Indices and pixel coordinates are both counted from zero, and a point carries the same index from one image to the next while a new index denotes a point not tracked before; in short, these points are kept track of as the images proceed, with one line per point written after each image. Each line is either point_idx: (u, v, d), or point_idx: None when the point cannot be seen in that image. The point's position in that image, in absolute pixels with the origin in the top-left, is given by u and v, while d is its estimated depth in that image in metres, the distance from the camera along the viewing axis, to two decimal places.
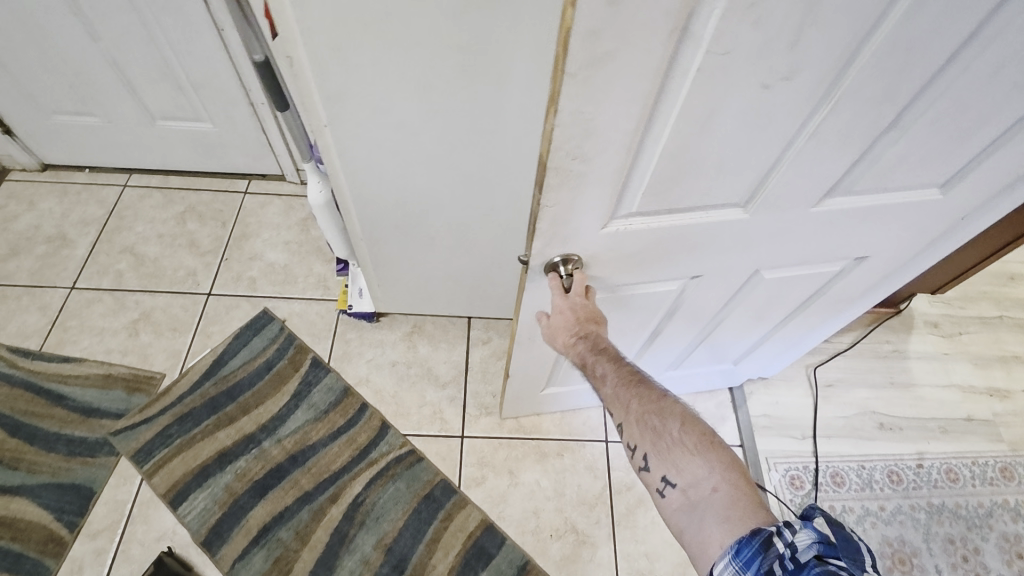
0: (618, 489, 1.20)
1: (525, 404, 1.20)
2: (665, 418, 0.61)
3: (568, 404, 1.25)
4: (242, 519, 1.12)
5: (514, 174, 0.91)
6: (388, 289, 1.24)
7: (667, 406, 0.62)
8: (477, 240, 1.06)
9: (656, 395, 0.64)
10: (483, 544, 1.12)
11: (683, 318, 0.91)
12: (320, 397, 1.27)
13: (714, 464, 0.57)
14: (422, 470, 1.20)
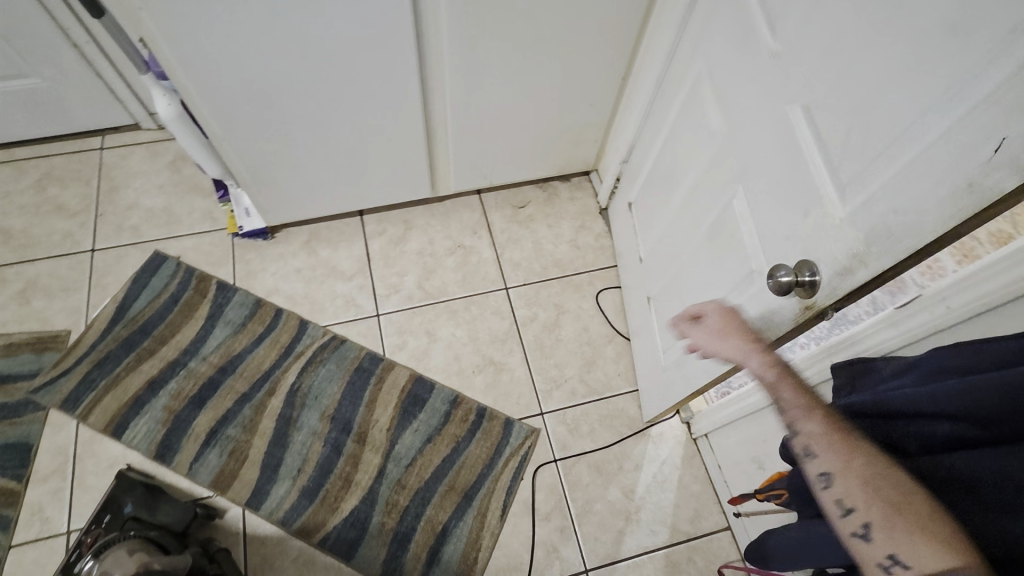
0: (523, 322, 1.37)
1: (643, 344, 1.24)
2: (888, 500, 0.48)
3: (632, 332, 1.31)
4: (188, 430, 1.20)
5: (349, 54, 1.02)
6: (296, 196, 1.32)
7: (880, 482, 0.50)
8: (340, 128, 1.17)
9: (871, 464, 0.51)
10: (416, 392, 1.27)
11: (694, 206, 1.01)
12: (235, 313, 1.34)
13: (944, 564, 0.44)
14: (348, 349, 1.31)
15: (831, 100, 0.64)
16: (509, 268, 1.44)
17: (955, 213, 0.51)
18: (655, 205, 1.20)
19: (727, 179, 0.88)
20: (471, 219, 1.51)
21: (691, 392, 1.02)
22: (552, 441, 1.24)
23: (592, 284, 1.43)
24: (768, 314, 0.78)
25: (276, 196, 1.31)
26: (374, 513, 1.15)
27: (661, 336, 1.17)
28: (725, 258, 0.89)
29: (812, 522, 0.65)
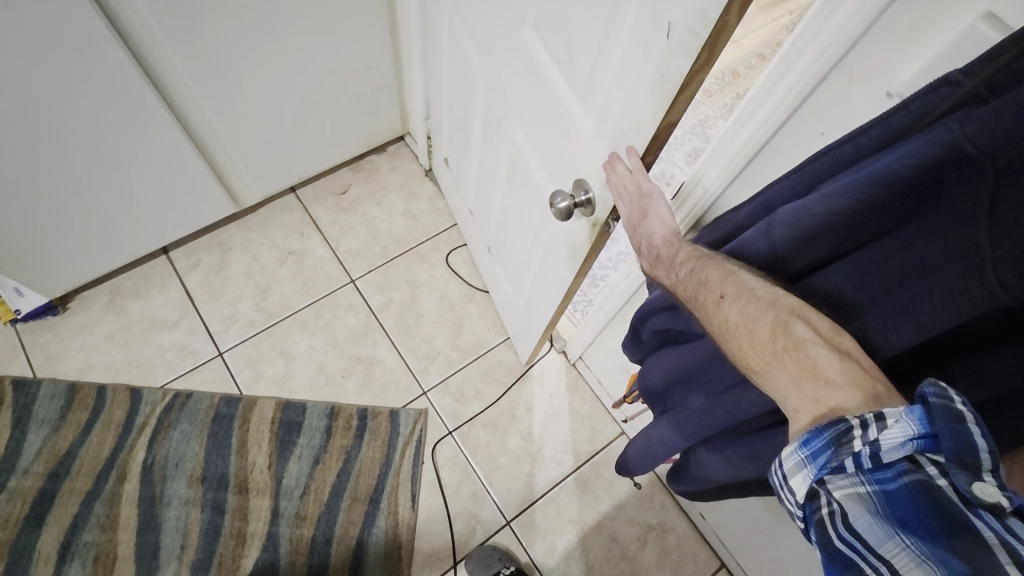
0: (380, 310, 1.31)
1: (499, 290, 1.24)
2: (730, 333, 0.47)
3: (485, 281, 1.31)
4: (34, 554, 1.04)
5: (44, 83, 0.83)
6: (68, 257, 1.13)
7: (720, 313, 0.49)
8: (81, 167, 0.98)
9: (714, 306, 0.50)
10: (289, 420, 1.18)
11: (489, 145, 0.99)
12: (47, 408, 1.15)
13: (780, 380, 0.43)
14: (198, 401, 1.19)
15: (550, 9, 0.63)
16: (349, 259, 1.36)
17: (660, 106, 0.52)
18: (462, 153, 1.17)
19: (504, 111, 0.86)
20: (293, 220, 1.39)
21: (544, 321, 1.05)
22: (441, 416, 1.22)
23: (439, 249, 1.40)
24: (573, 237, 0.80)
25: (44, 267, 1.11)
26: (281, 555, 1.08)
27: (507, 277, 1.17)
28: (529, 190, 0.88)
29: (659, 416, 0.68)
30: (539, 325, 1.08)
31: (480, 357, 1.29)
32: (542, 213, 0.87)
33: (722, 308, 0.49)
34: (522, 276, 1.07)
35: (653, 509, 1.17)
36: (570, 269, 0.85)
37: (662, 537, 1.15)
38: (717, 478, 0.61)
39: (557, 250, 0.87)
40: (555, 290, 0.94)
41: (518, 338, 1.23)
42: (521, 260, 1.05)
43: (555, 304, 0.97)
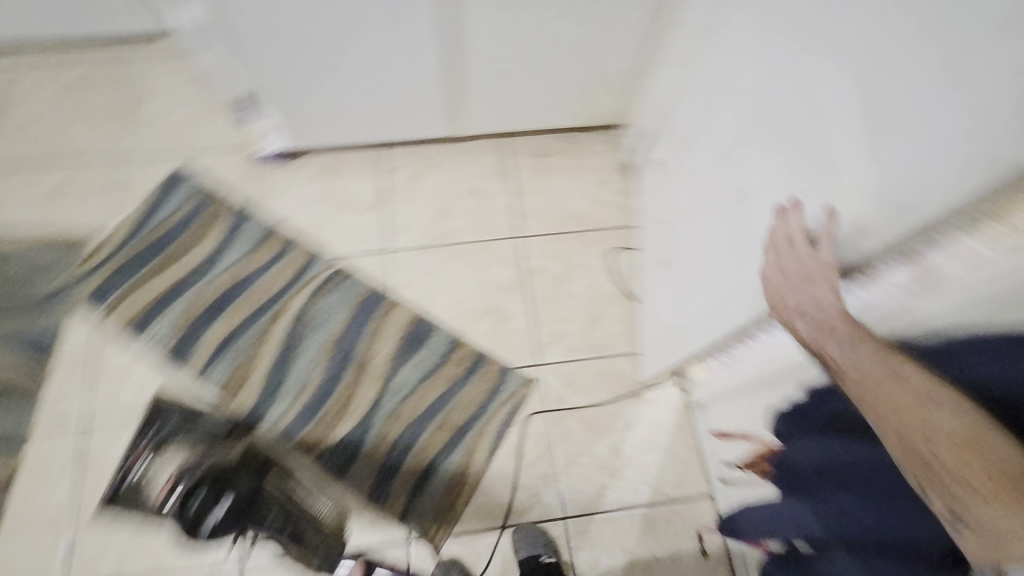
0: (530, 275, 1.36)
1: (651, 305, 1.22)
2: (932, 442, 0.48)
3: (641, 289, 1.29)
4: (198, 342, 1.25)
5: None
6: (313, 121, 1.33)
7: (923, 423, 0.48)
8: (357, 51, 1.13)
9: (918, 412, 0.49)
10: (418, 332, 1.29)
11: (703, 167, 0.96)
12: (250, 235, 1.36)
13: (986, 507, 0.45)
14: (355, 282, 1.33)
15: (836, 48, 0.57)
16: (523, 218, 1.42)
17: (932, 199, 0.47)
18: (674, 163, 1.15)
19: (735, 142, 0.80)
20: (491, 164, 1.47)
21: (690, 351, 1.01)
22: (545, 393, 1.25)
23: (607, 242, 1.40)
24: (761, 289, 0.76)
25: (295, 121, 1.32)
26: (366, 439, 1.19)
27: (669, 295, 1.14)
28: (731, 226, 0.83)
29: (790, 495, 0.68)
30: (686, 354, 1.04)
31: (603, 358, 1.29)
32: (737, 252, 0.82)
33: (931, 422, 0.48)
34: (684, 301, 1.05)
35: None
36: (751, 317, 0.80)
37: None
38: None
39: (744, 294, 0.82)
40: (716, 328, 0.91)
41: (651, 355, 1.19)
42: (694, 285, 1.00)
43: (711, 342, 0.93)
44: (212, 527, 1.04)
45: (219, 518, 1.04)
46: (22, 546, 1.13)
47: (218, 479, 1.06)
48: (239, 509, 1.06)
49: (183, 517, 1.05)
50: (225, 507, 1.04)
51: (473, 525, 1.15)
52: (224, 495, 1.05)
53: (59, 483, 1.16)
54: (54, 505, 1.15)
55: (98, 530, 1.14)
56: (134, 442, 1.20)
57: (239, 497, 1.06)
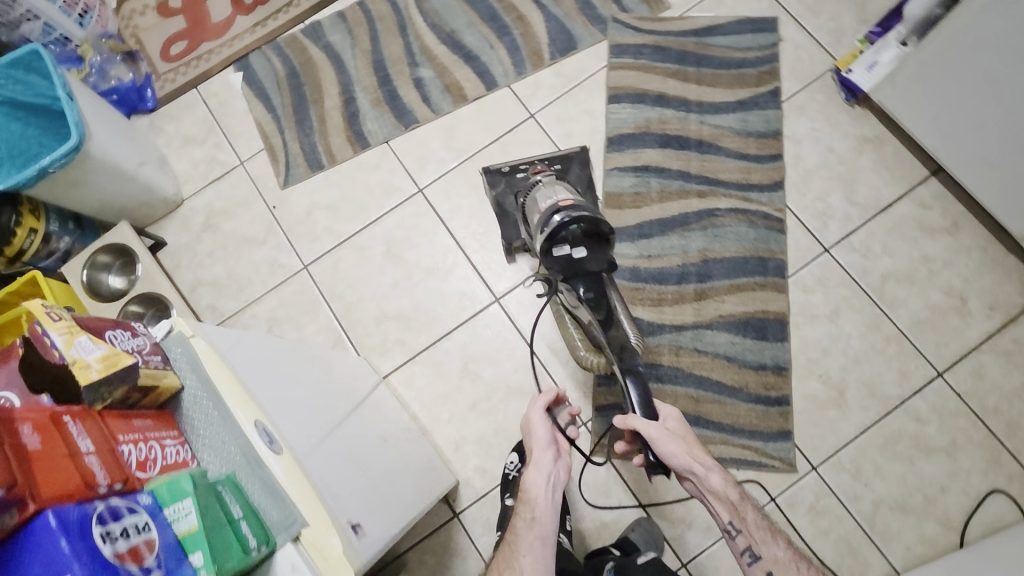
0: (903, 411, 1.13)
1: (983, 569, 0.95)
2: None
3: (990, 550, 1.00)
4: (639, 148, 1.29)
5: None
6: (929, 85, 1.12)
7: None
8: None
9: None
10: (768, 328, 1.18)
11: None
12: (756, 122, 1.29)
13: None
14: (776, 240, 1.22)
15: None
16: (965, 367, 1.14)
17: None
18: None
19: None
20: (1005, 296, 1.17)
21: None
22: (791, 488, 1.11)
23: (1004, 479, 1.09)
24: None
25: (918, 68, 1.12)
26: (644, 339, 1.19)
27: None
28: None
29: None
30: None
31: (867, 537, 1.08)
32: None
33: None
34: None
35: None
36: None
37: None
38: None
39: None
40: None
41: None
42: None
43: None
44: (560, 262, 0.97)
45: (571, 260, 0.97)
46: (423, 140, 1.34)
47: (588, 229, 0.97)
48: (583, 269, 0.97)
49: (546, 238, 0.97)
50: (579, 258, 0.97)
51: (632, 483, 1.12)
52: (584, 246, 0.97)
53: (479, 125, 1.34)
54: (465, 135, 1.34)
55: (464, 177, 1.32)
56: (538, 163, 1.26)
57: (592, 257, 0.97)
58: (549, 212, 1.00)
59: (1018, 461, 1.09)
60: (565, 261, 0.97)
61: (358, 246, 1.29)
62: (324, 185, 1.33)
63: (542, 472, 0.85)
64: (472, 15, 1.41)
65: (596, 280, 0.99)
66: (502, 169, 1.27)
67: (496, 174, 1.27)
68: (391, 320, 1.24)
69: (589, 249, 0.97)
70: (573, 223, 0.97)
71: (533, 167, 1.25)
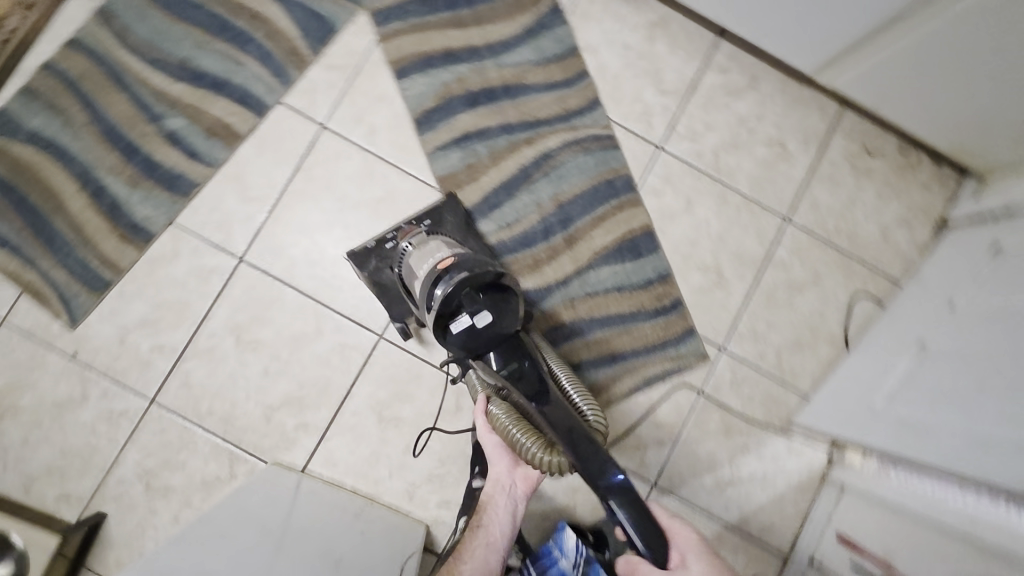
0: (772, 265, 1.23)
1: (862, 370, 1.11)
2: None
3: (864, 344, 1.17)
4: (451, 119, 1.19)
5: None
6: None
7: None
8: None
9: None
10: (640, 244, 1.20)
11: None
12: (550, 45, 1.23)
13: None
14: (614, 157, 1.22)
15: None
16: (805, 204, 1.24)
17: None
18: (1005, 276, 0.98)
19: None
20: (813, 126, 1.26)
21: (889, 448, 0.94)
22: (712, 375, 1.19)
23: (863, 284, 1.24)
24: None
25: None
26: (539, 306, 1.17)
27: (914, 380, 0.98)
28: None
29: None
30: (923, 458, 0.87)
31: (782, 384, 1.20)
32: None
33: None
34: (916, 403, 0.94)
35: None
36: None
37: None
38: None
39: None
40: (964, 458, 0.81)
41: (835, 419, 1.08)
42: (983, 400, 0.83)
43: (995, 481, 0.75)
44: (462, 338, 0.86)
45: (474, 331, 0.86)
46: (215, 203, 1.14)
47: (489, 292, 0.89)
48: (490, 338, 0.87)
49: (438, 312, 0.88)
50: (481, 327, 0.87)
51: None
52: (487, 309, 0.87)
53: (270, 160, 1.15)
54: (260, 177, 1.15)
55: (282, 224, 1.14)
56: (407, 225, 1.10)
57: (498, 322, 0.87)
58: (433, 283, 0.90)
59: (869, 265, 1.24)
60: (465, 332, 0.86)
61: (202, 351, 1.11)
62: (123, 302, 1.10)
63: (499, 485, 0.95)
64: (197, 34, 1.16)
65: (513, 349, 0.88)
66: (366, 246, 1.10)
67: (363, 252, 1.10)
68: (281, 409, 1.11)
69: (491, 311, 0.87)
70: (460, 285, 0.87)
71: (401, 233, 1.09)
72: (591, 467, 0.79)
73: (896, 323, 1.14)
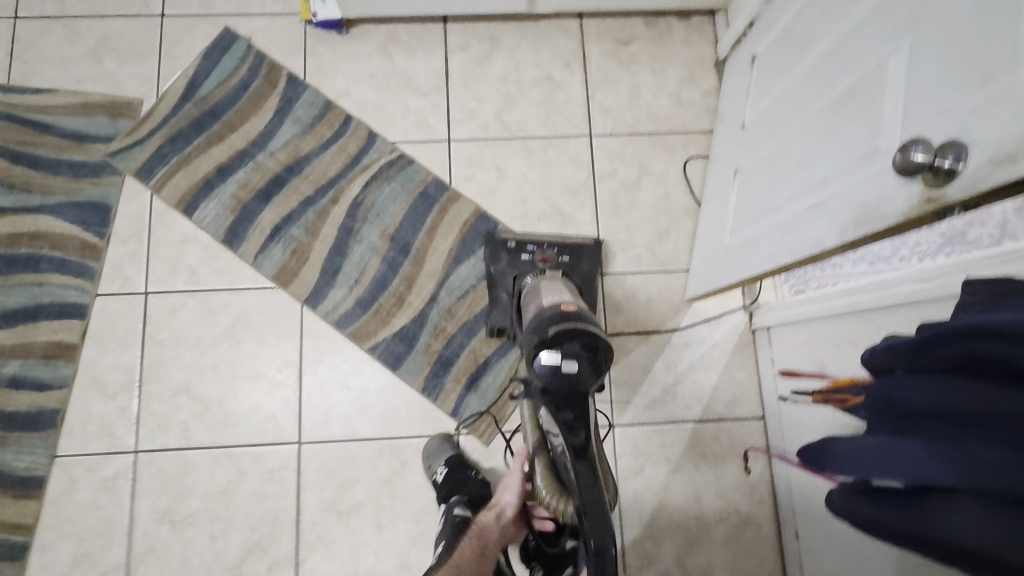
0: (600, 179, 1.27)
1: (712, 221, 1.14)
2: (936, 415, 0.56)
3: (706, 197, 1.20)
4: (254, 222, 1.21)
5: None
6: None
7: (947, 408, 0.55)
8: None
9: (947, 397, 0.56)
10: (479, 229, 1.23)
11: (791, 99, 0.92)
12: (305, 112, 1.27)
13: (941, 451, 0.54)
14: (415, 171, 1.25)
15: (933, 37, 0.62)
16: (597, 114, 1.29)
17: (969, 189, 0.53)
18: (763, 83, 1.05)
19: (867, 29, 0.75)
20: (566, 48, 1.32)
21: (737, 276, 0.98)
22: (605, 302, 1.21)
23: (686, 150, 1.28)
24: (874, 197, 0.66)
25: None
26: (423, 333, 1.18)
27: (735, 211, 1.05)
28: (858, 115, 0.73)
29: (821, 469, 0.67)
30: (748, 271, 0.93)
31: (668, 273, 1.23)
32: (851, 143, 0.73)
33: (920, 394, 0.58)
34: (748, 223, 0.98)
35: (748, 498, 1.15)
36: (842, 235, 0.71)
37: (741, 526, 1.15)
38: (879, 524, 0.59)
39: (841, 203, 0.72)
40: (778, 247, 0.86)
41: (700, 280, 1.14)
42: (772, 199, 0.91)
43: (790, 261, 0.82)
44: (538, 370, 0.76)
45: (557, 373, 0.75)
46: (85, 416, 1.13)
47: (587, 342, 0.77)
48: (573, 385, 0.76)
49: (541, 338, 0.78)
50: (566, 370, 0.75)
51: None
52: (578, 363, 0.76)
53: (115, 350, 1.16)
54: (114, 370, 1.15)
55: (155, 399, 1.14)
56: (549, 248, 1.10)
57: (585, 372, 0.76)
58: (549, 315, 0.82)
59: (679, 132, 1.29)
60: (551, 369, 0.76)
61: (144, 554, 1.09)
62: (50, 553, 1.08)
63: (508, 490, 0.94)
64: None
65: (579, 410, 0.75)
66: (507, 241, 1.09)
67: (498, 243, 1.10)
68: (245, 561, 1.09)
69: (583, 366, 0.76)
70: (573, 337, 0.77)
71: (541, 253, 1.09)
72: (591, 509, 0.65)
73: (718, 165, 1.18)
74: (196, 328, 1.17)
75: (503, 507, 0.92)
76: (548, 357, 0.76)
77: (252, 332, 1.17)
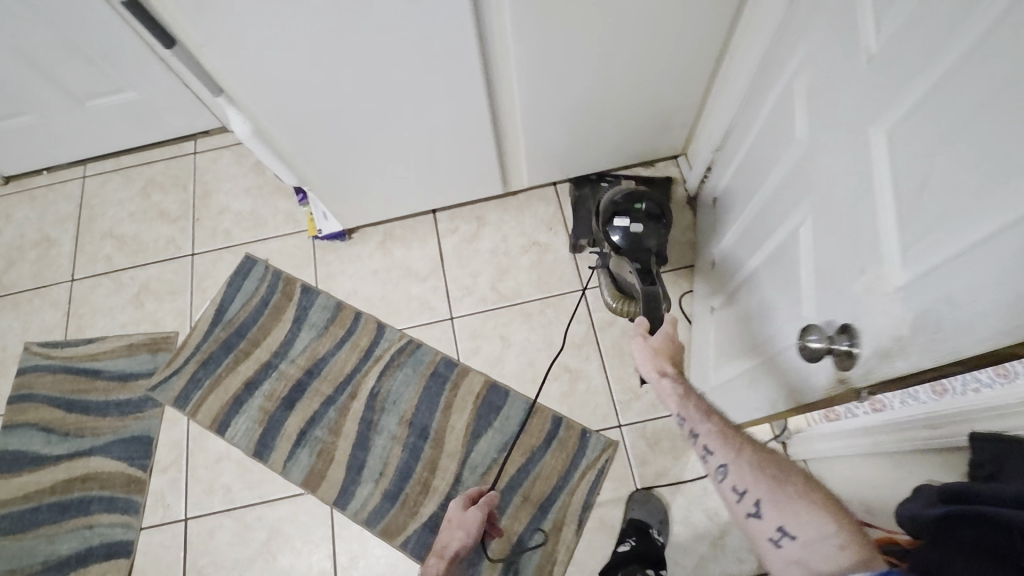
0: (602, 329, 1.30)
1: (702, 357, 1.15)
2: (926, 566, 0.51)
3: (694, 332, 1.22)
4: (281, 431, 1.27)
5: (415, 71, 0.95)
6: (365, 204, 1.31)
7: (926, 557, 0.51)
8: (402, 124, 1.07)
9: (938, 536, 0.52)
10: (492, 399, 1.26)
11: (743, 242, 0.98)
12: (318, 316, 1.37)
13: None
14: (423, 353, 1.31)
15: (823, 211, 0.67)
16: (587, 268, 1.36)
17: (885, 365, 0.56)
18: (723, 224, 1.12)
19: (780, 192, 0.82)
20: (547, 213, 1.42)
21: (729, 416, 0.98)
22: (631, 455, 1.19)
23: (679, 287, 1.31)
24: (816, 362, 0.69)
25: (345, 207, 1.31)
26: None
27: (716, 347, 1.07)
28: (786, 274, 0.78)
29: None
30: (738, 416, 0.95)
31: None
32: (787, 300, 0.77)
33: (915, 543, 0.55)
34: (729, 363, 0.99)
35: None
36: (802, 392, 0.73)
37: None
38: None
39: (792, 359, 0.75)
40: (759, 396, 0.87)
41: (699, 419, 1.13)
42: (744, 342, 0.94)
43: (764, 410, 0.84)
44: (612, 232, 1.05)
45: (626, 232, 1.05)
46: None
47: (651, 210, 1.06)
48: (643, 242, 1.05)
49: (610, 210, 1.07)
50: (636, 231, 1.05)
51: None
52: (641, 223, 1.05)
53: None
54: None
55: None
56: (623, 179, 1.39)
57: (648, 229, 1.05)
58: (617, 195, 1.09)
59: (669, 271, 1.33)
60: (622, 231, 1.05)
61: None
62: None
63: (459, 525, 1.04)
64: (44, 531, 1.23)
65: (642, 247, 1.05)
66: (590, 177, 1.41)
67: (584, 180, 1.41)
68: None
69: (644, 225, 1.05)
70: (640, 200, 1.07)
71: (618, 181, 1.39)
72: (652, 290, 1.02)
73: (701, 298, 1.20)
74: (234, 547, 1.19)
75: (454, 545, 1.01)
76: (616, 223, 1.05)
77: (287, 545, 1.19)
